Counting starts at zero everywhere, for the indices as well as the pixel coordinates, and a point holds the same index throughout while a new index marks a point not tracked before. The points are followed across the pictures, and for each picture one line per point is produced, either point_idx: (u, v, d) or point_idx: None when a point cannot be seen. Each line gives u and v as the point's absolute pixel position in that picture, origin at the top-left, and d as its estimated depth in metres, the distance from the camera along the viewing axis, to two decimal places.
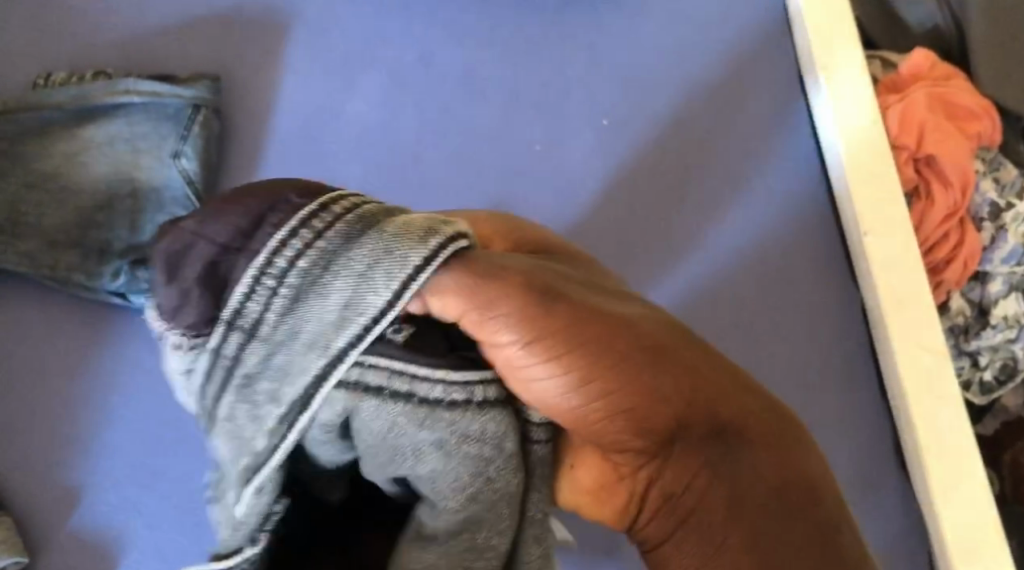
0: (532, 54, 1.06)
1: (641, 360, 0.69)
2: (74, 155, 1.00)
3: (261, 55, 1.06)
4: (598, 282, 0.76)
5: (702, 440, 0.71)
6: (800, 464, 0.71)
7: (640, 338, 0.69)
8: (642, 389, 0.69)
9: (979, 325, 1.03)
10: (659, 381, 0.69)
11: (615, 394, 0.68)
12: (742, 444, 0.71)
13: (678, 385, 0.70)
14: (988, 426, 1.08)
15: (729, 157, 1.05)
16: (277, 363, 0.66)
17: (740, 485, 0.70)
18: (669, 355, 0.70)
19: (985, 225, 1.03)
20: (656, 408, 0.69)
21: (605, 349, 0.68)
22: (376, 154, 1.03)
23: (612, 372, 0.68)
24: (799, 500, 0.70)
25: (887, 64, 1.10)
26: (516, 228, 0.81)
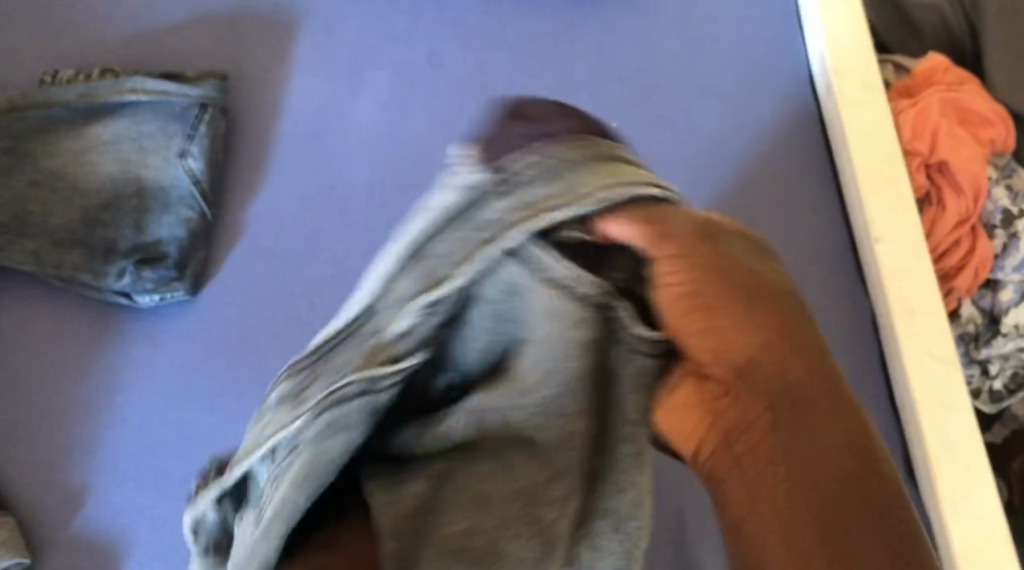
0: (541, 54, 1.06)
1: (762, 314, 0.64)
2: (81, 153, 1.00)
3: (269, 54, 1.06)
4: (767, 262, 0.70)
5: (782, 406, 0.63)
6: (879, 458, 0.62)
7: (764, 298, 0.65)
8: (751, 331, 0.64)
9: (989, 333, 1.02)
10: (773, 336, 0.64)
11: (728, 333, 0.64)
12: (839, 418, 0.62)
13: (793, 346, 0.64)
14: (997, 434, 1.06)
15: (743, 157, 1.03)
16: (491, 214, 0.63)
17: (817, 456, 0.61)
18: (789, 324, 0.65)
19: (998, 233, 1.02)
20: (757, 361, 0.64)
21: (741, 298, 0.64)
22: (383, 153, 1.02)
23: (731, 311, 0.64)
24: (873, 491, 0.60)
25: (899, 68, 1.09)
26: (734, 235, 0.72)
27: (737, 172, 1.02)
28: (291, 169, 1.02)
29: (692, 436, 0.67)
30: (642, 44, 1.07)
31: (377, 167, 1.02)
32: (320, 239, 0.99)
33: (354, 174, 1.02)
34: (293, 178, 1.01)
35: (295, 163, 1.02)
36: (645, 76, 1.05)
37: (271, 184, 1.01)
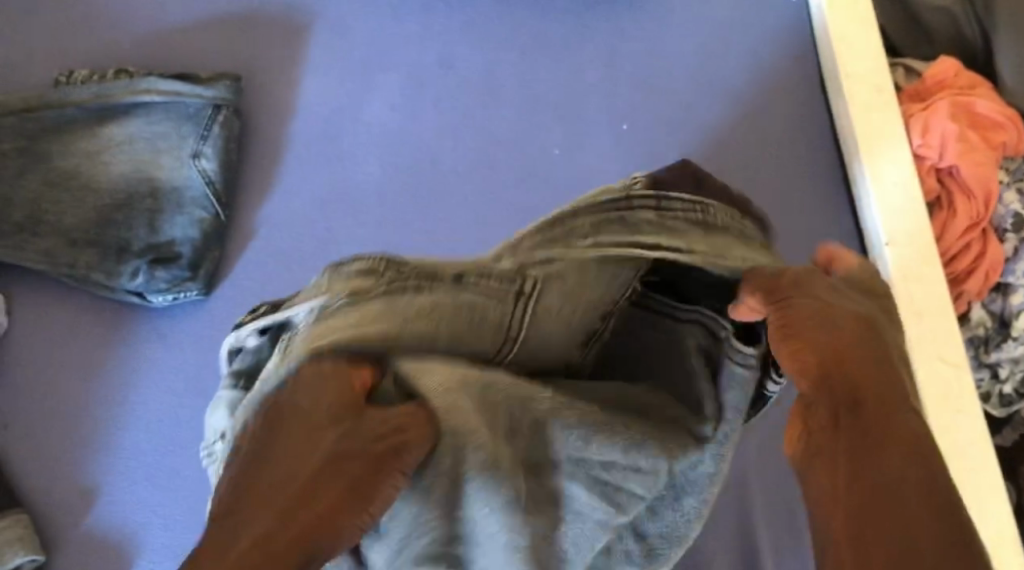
0: (553, 56, 1.06)
1: (839, 321, 0.63)
2: (95, 153, 1.00)
3: (282, 55, 1.06)
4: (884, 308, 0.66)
5: (848, 412, 0.60)
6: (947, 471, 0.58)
7: (853, 322, 0.63)
8: (840, 356, 0.62)
9: (1000, 337, 1.02)
10: (861, 345, 0.62)
11: (812, 339, 0.62)
12: (900, 420, 0.60)
13: (870, 353, 0.62)
14: (1007, 437, 1.06)
15: (752, 160, 1.03)
16: (620, 229, 0.68)
17: (877, 459, 0.58)
18: (875, 349, 0.62)
19: (1010, 236, 1.01)
20: (827, 368, 0.62)
21: (816, 313, 0.63)
22: (394, 155, 1.03)
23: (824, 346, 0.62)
24: (939, 497, 0.56)
25: (910, 72, 1.09)
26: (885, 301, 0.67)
27: (748, 176, 1.02)
28: (303, 170, 1.02)
29: (797, 438, 0.63)
30: (653, 47, 1.07)
31: (389, 168, 1.02)
32: (333, 239, 1.00)
33: (365, 175, 1.02)
34: (305, 180, 1.02)
35: (307, 164, 1.02)
36: (656, 78, 1.06)
37: (283, 185, 1.02)
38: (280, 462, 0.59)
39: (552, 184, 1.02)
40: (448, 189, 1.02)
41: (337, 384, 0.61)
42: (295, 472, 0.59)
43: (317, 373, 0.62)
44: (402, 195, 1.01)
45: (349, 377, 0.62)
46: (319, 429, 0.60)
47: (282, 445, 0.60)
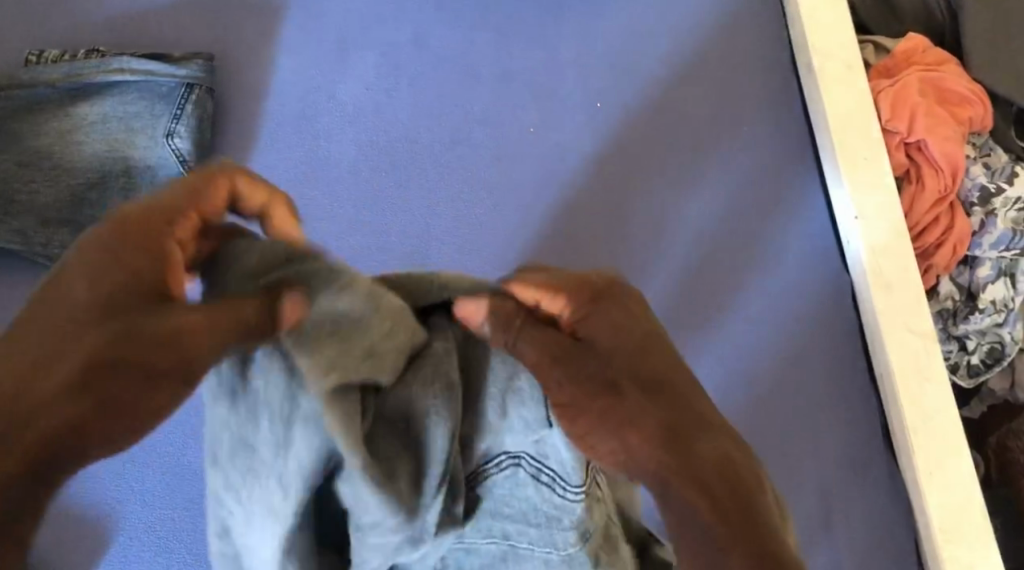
0: (525, 35, 1.07)
1: (607, 367, 0.64)
2: (67, 133, 1.00)
3: (256, 35, 1.06)
4: (618, 325, 0.65)
5: (675, 437, 0.61)
6: (745, 473, 0.61)
7: (621, 368, 0.64)
8: (644, 401, 0.62)
9: (967, 309, 1.04)
10: (633, 392, 0.62)
11: (586, 394, 0.63)
12: (691, 450, 0.61)
13: (655, 398, 0.62)
14: (976, 409, 1.13)
15: (721, 137, 1.04)
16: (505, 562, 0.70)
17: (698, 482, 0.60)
18: (664, 371, 0.64)
19: (975, 210, 1.04)
20: (633, 416, 0.62)
21: (596, 390, 0.63)
22: (370, 136, 1.03)
23: (622, 391, 0.63)
24: (758, 517, 0.59)
25: (880, 49, 1.11)
26: (620, 318, 0.66)
27: (719, 153, 1.04)
28: (279, 150, 1.02)
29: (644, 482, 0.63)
30: (625, 25, 1.07)
31: (364, 148, 1.03)
32: (306, 219, 1.00)
33: (342, 156, 1.02)
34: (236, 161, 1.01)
35: (283, 144, 1.03)
36: (626, 55, 1.06)
37: (258, 167, 1.02)
38: (69, 310, 0.59)
39: (528, 161, 1.02)
40: (425, 170, 1.02)
41: (152, 241, 0.62)
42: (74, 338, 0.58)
43: (133, 247, 0.62)
44: (377, 174, 1.02)
45: (165, 240, 0.63)
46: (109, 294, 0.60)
47: (46, 308, 0.59)
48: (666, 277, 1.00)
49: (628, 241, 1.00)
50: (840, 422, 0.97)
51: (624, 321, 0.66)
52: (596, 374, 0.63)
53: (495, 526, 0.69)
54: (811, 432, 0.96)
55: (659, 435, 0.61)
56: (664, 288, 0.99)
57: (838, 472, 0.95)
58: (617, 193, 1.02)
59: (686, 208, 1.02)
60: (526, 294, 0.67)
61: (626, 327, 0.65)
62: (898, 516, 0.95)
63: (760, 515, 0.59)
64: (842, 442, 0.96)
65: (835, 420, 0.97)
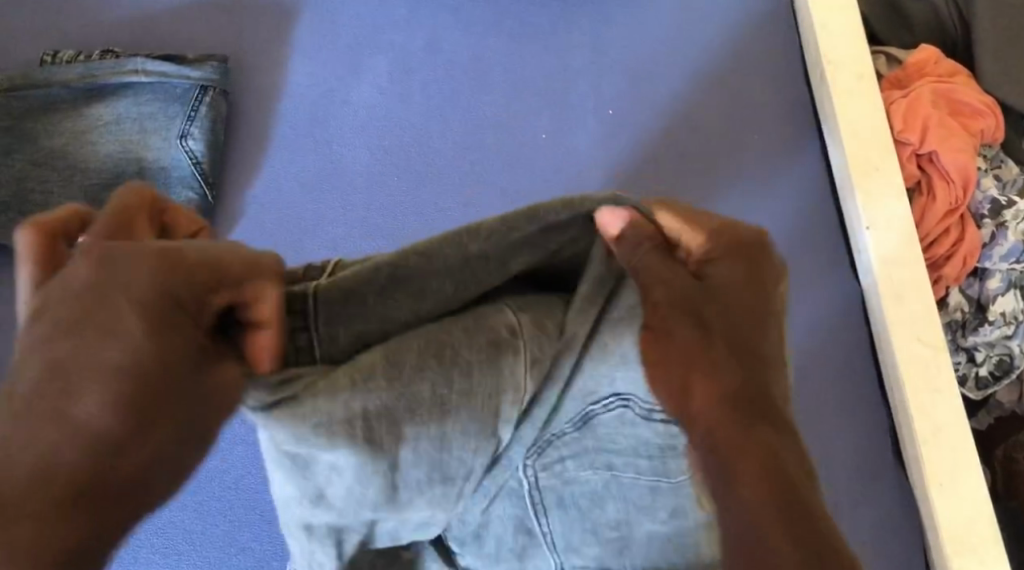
0: (538, 41, 1.07)
1: (710, 310, 0.58)
2: (81, 134, 1.00)
3: (269, 38, 1.06)
4: (749, 281, 0.59)
5: (742, 407, 0.56)
6: (798, 460, 0.56)
7: (727, 313, 0.58)
8: (732, 357, 0.57)
9: (977, 320, 1.05)
10: (722, 345, 0.57)
11: (673, 326, 0.58)
12: (755, 425, 0.56)
13: (745, 358, 0.58)
14: (983, 421, 1.13)
15: (734, 144, 1.04)
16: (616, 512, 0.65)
17: (747, 455, 0.55)
18: (764, 338, 0.59)
19: (986, 223, 1.04)
20: (710, 364, 0.57)
21: (689, 327, 0.58)
22: (382, 140, 1.03)
23: (716, 340, 0.58)
24: (796, 503, 0.54)
25: (891, 60, 1.11)
26: (756, 278, 0.60)
27: (731, 160, 1.04)
28: (291, 154, 1.03)
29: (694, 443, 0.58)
30: (639, 31, 1.08)
31: (377, 153, 1.03)
32: (320, 225, 1.00)
33: (355, 160, 1.03)
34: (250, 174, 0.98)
35: (295, 147, 1.03)
36: (640, 61, 1.07)
37: (270, 169, 1.02)
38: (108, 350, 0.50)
39: (541, 168, 1.03)
40: (437, 175, 1.02)
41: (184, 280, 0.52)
42: (110, 384, 0.49)
43: (151, 303, 0.51)
44: (388, 179, 1.02)
45: (201, 305, 0.52)
46: (156, 334, 0.50)
47: (66, 335, 0.50)
48: None
49: None
50: (849, 432, 0.97)
51: (756, 281, 0.60)
52: (696, 316, 0.58)
53: (599, 459, 0.63)
54: (819, 442, 0.96)
55: (732, 398, 0.57)
56: None
57: (845, 482, 0.95)
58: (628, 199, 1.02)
59: None
60: (665, 221, 0.62)
61: (759, 286, 0.59)
62: (907, 529, 0.94)
63: (817, 521, 0.54)
64: (850, 452, 0.96)
65: (844, 430, 0.97)
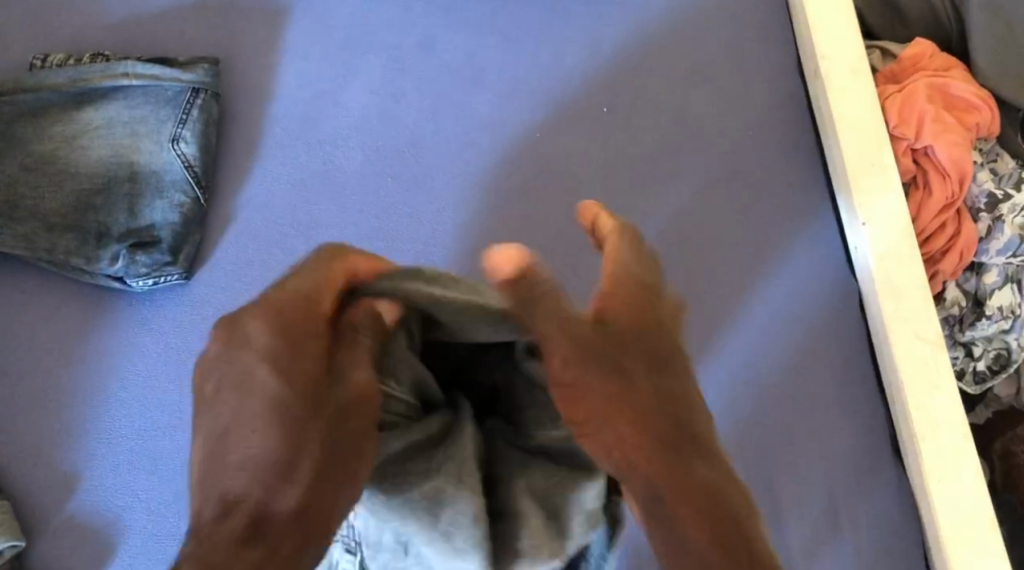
0: (530, 40, 1.06)
1: (622, 349, 0.62)
2: (73, 138, 1.00)
3: (261, 40, 1.06)
4: (646, 315, 0.64)
5: (672, 446, 0.60)
6: (733, 492, 0.60)
7: (642, 353, 0.62)
8: (647, 404, 0.60)
9: (974, 315, 1.05)
10: (645, 388, 0.61)
11: (596, 381, 0.61)
12: (692, 462, 0.60)
13: (660, 399, 0.61)
14: (981, 415, 1.12)
15: (729, 140, 1.04)
16: None
17: (684, 492, 0.59)
18: (675, 369, 0.63)
19: (982, 217, 1.03)
20: (634, 410, 0.60)
21: (611, 376, 0.61)
22: (376, 141, 1.03)
23: (636, 383, 0.61)
24: (734, 543, 0.59)
25: (886, 54, 1.11)
26: (650, 309, 0.65)
27: (726, 157, 1.03)
28: (284, 155, 1.02)
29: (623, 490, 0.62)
30: (632, 29, 1.07)
31: (370, 154, 1.02)
32: (314, 226, 1.00)
33: (348, 161, 1.02)
34: (321, 214, 1.00)
35: (288, 149, 1.02)
36: (635, 61, 1.06)
37: (263, 170, 1.02)
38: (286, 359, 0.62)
39: (536, 168, 1.02)
40: (433, 176, 1.02)
41: (309, 315, 0.64)
42: (265, 420, 0.59)
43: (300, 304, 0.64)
44: (382, 180, 1.01)
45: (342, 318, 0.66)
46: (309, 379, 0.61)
47: (227, 390, 0.60)
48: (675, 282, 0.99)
49: None
50: (847, 429, 0.96)
51: (652, 311, 0.65)
52: (615, 348, 0.62)
53: None
54: (818, 438, 0.96)
55: (663, 443, 0.60)
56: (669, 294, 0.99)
57: (843, 477, 0.95)
58: (622, 197, 1.02)
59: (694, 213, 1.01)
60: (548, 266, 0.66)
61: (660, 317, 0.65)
62: (907, 525, 0.94)
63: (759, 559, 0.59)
64: (849, 448, 0.96)
65: (844, 426, 0.96)
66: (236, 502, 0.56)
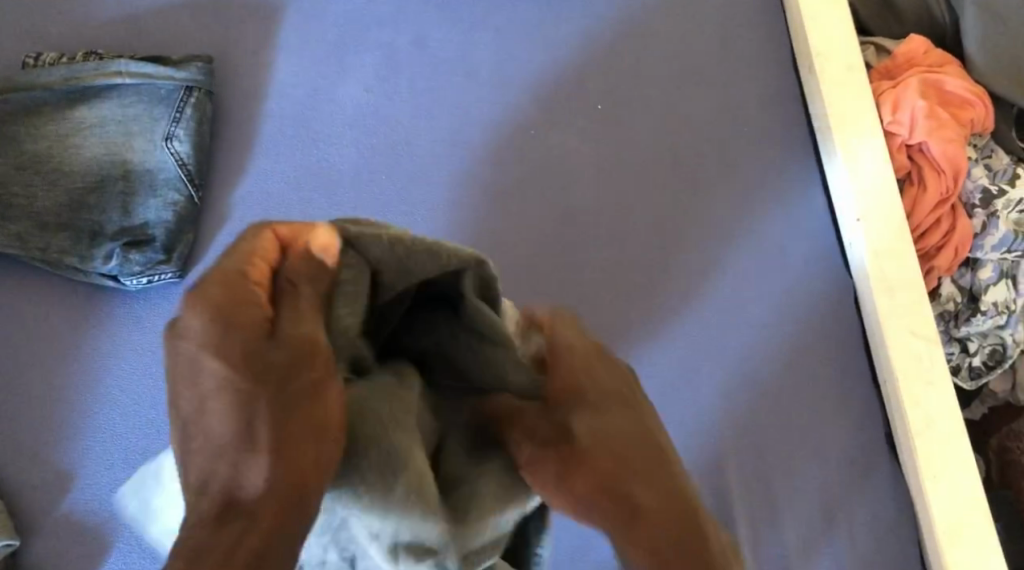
0: (524, 38, 1.06)
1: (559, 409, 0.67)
2: (65, 137, 0.99)
3: (255, 38, 1.05)
4: (591, 365, 0.68)
5: (613, 485, 0.64)
6: (686, 517, 0.63)
7: (580, 402, 0.67)
8: (583, 453, 0.65)
9: (969, 311, 1.04)
10: (581, 436, 0.65)
11: (533, 441, 0.66)
12: (635, 497, 0.63)
13: (598, 441, 0.65)
14: (976, 411, 1.13)
15: (724, 136, 1.04)
16: None
17: (631, 528, 0.63)
18: (621, 408, 0.66)
19: (977, 212, 1.03)
20: (570, 462, 0.65)
21: (547, 436, 0.66)
22: (371, 139, 1.03)
23: (571, 435, 0.65)
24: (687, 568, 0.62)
25: (881, 50, 1.11)
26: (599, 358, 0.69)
27: (721, 154, 1.03)
28: (278, 154, 1.02)
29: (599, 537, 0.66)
30: (627, 26, 1.07)
31: (364, 151, 1.02)
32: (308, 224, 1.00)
33: (342, 159, 1.02)
34: (314, 211, 1.00)
35: (282, 147, 1.02)
36: (629, 58, 1.06)
37: (257, 169, 1.01)
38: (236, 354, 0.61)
39: (530, 165, 1.02)
40: (428, 173, 1.02)
41: (241, 292, 0.62)
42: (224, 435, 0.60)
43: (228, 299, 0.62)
44: (376, 178, 1.01)
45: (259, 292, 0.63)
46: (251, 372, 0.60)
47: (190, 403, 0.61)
48: (671, 280, 0.99)
49: (627, 241, 1.00)
50: (842, 425, 0.96)
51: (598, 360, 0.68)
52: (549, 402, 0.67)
53: None
54: (814, 435, 0.96)
55: (603, 486, 0.64)
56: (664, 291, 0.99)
57: (839, 474, 0.95)
58: (616, 194, 1.02)
59: (689, 211, 1.01)
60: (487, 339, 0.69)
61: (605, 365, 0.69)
62: (903, 521, 0.94)
63: None
64: (844, 445, 0.96)
65: (839, 423, 0.96)
66: (205, 485, 0.60)
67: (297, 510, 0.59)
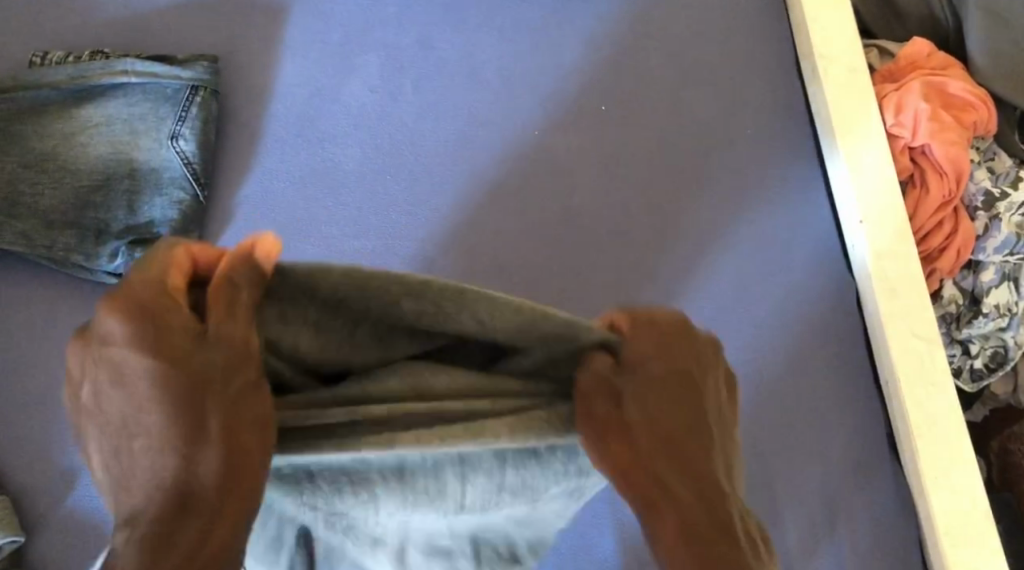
0: (529, 39, 1.07)
1: (633, 388, 0.64)
2: (72, 135, 1.00)
3: (261, 38, 1.06)
4: (670, 347, 0.65)
5: (675, 473, 0.63)
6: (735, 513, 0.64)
7: (654, 387, 0.64)
8: (653, 437, 0.63)
9: (971, 313, 1.05)
10: (649, 422, 0.63)
11: (604, 421, 0.64)
12: (695, 488, 0.63)
13: (668, 432, 0.64)
14: (978, 412, 1.13)
15: (727, 137, 1.04)
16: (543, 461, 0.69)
17: (685, 519, 0.63)
18: (693, 395, 0.64)
19: (979, 215, 1.04)
20: (638, 446, 0.63)
21: (616, 418, 0.64)
22: (375, 139, 1.03)
23: (640, 419, 0.63)
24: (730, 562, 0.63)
25: (884, 53, 1.11)
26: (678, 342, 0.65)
27: (724, 155, 1.04)
28: (282, 153, 1.02)
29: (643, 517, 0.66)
30: (630, 27, 1.08)
31: (368, 151, 1.03)
32: (313, 222, 1.00)
33: (347, 158, 1.02)
34: (319, 209, 1.00)
35: (287, 146, 1.03)
36: (634, 60, 1.07)
37: (262, 168, 1.02)
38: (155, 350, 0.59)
39: (534, 166, 1.02)
40: (432, 173, 1.02)
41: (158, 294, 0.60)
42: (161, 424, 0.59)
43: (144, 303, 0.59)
44: (380, 178, 1.02)
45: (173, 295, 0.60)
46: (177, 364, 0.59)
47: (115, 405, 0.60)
48: (674, 280, 1.00)
49: (631, 241, 1.00)
50: (844, 427, 0.96)
51: (677, 341, 0.66)
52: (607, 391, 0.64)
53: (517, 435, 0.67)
54: (815, 436, 0.96)
55: (666, 471, 0.63)
56: (667, 292, 0.99)
57: (840, 475, 0.95)
58: (620, 194, 1.02)
59: (693, 211, 1.02)
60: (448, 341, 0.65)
61: (686, 345, 0.66)
62: (903, 522, 0.95)
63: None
64: (845, 446, 0.96)
65: (841, 424, 0.97)
66: (159, 486, 0.59)
67: (247, 505, 0.60)
